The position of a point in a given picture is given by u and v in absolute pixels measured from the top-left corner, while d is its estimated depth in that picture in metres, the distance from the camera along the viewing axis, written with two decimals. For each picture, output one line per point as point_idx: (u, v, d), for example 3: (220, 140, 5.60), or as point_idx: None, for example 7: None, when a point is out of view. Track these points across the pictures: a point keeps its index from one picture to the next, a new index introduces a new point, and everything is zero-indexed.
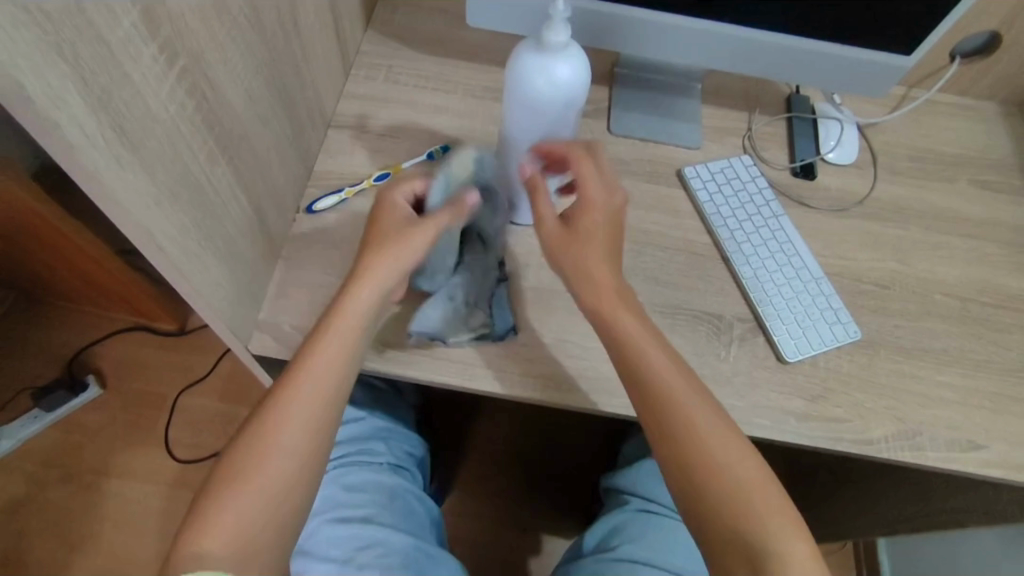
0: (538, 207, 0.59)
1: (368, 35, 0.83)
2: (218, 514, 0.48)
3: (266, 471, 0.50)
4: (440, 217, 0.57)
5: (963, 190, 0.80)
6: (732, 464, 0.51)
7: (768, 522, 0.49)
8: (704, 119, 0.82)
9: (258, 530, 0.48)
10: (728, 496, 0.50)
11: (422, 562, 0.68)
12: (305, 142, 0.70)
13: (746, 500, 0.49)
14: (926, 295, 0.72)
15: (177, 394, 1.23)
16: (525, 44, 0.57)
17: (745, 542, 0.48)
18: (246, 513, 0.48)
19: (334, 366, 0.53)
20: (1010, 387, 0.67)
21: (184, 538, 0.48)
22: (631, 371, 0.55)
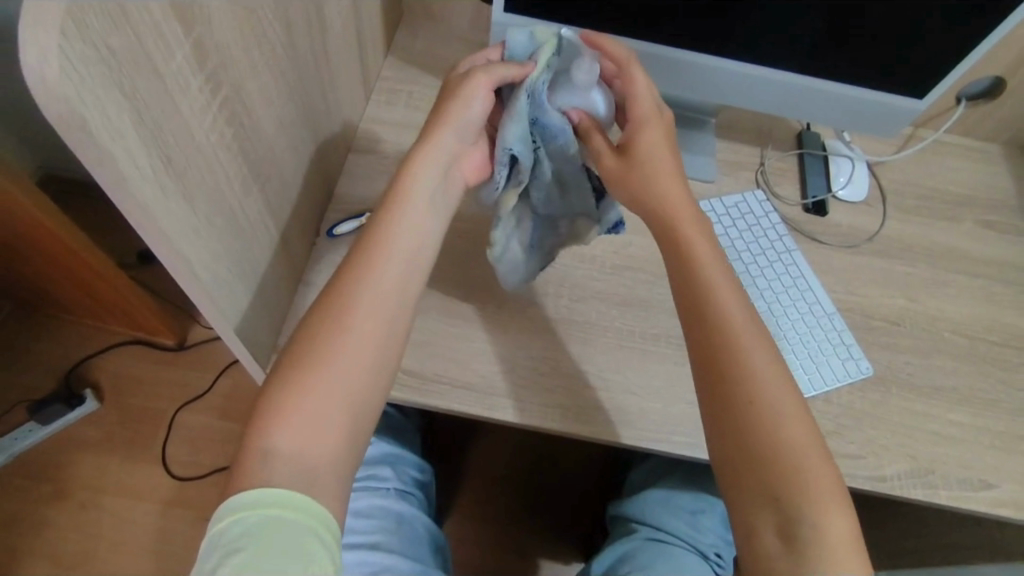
0: (592, 145, 0.59)
1: (388, 61, 0.85)
2: (284, 406, 0.48)
3: (322, 358, 0.50)
4: (500, 72, 0.56)
5: (970, 230, 0.81)
6: (782, 388, 0.51)
7: (804, 453, 0.48)
8: (718, 152, 0.84)
9: (321, 428, 0.48)
10: (787, 416, 0.49)
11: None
12: (327, 166, 0.71)
13: (787, 427, 0.49)
14: (936, 333, 0.73)
15: (178, 410, 1.22)
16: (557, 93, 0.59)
17: (805, 465, 0.48)
18: (308, 409, 0.48)
19: (395, 268, 0.54)
20: (1019, 427, 0.68)
21: (253, 434, 0.47)
22: (683, 278, 0.55)
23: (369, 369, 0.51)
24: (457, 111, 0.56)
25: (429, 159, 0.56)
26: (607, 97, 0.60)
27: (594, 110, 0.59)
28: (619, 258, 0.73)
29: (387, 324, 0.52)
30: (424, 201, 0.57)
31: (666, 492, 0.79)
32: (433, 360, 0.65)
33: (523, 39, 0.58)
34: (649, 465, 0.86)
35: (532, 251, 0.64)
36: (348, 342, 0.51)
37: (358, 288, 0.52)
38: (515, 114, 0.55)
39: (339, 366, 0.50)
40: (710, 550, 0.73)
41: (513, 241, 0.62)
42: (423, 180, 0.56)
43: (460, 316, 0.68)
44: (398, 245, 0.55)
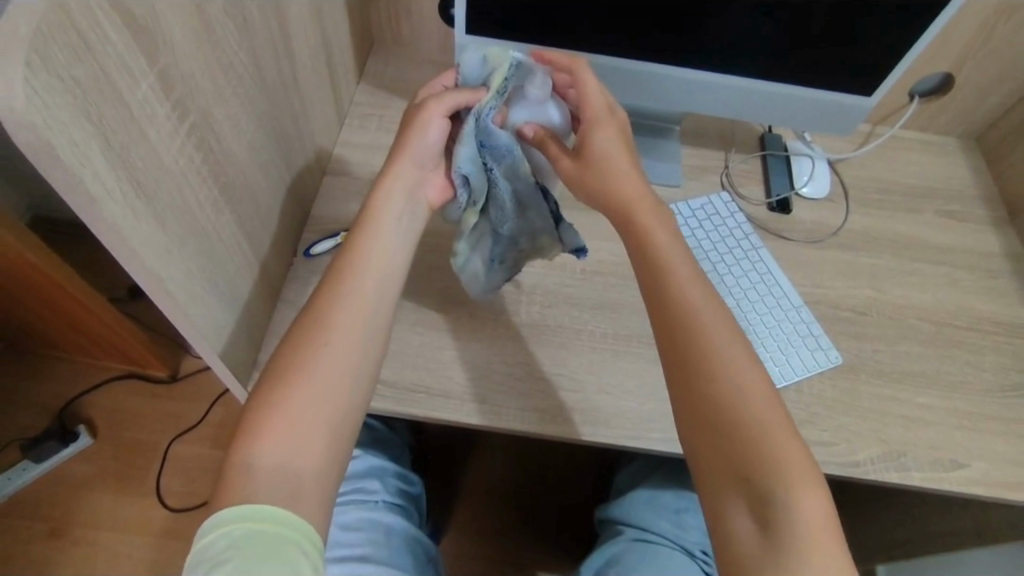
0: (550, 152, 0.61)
1: (360, 88, 0.88)
2: (269, 413, 0.50)
3: (307, 365, 0.52)
4: (456, 95, 0.59)
5: (931, 220, 0.84)
6: (747, 370, 0.52)
7: (770, 433, 0.50)
8: (682, 158, 0.87)
9: (303, 435, 0.49)
10: (756, 399, 0.51)
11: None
12: (303, 189, 0.73)
13: (754, 407, 0.51)
14: (901, 320, 0.75)
15: (171, 441, 1.23)
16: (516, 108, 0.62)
17: (776, 445, 0.49)
18: (290, 414, 0.50)
19: (369, 286, 0.57)
20: (987, 407, 0.69)
21: (241, 442, 0.49)
22: (651, 272, 0.57)
23: (346, 375, 0.53)
24: (414, 141, 0.59)
25: (392, 186, 0.60)
26: (561, 108, 0.63)
27: (550, 121, 0.63)
28: (588, 263, 0.75)
29: (365, 331, 0.55)
30: (391, 217, 0.59)
31: (651, 492, 0.80)
32: (411, 371, 0.66)
33: (478, 62, 0.60)
34: (634, 467, 0.87)
35: (493, 265, 0.65)
36: (324, 353, 0.53)
37: (334, 300, 0.55)
38: (463, 137, 0.58)
39: (321, 374, 0.52)
40: (695, 547, 0.74)
41: (474, 255, 0.65)
42: (389, 200, 0.60)
43: (436, 327, 0.70)
44: (370, 262, 0.57)
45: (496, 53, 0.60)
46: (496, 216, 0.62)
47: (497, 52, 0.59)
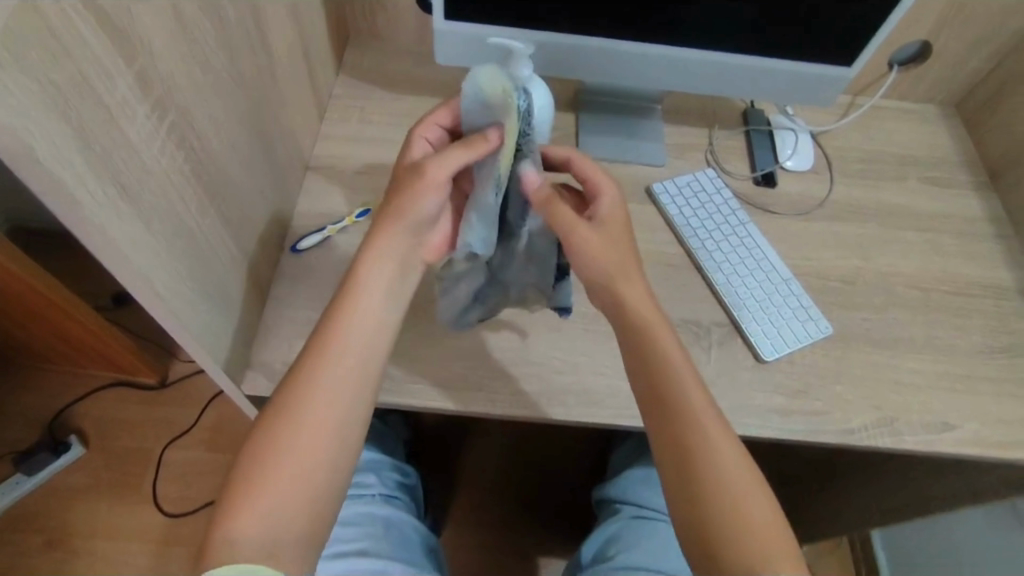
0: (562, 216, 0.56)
1: (339, 81, 0.87)
2: (248, 503, 0.50)
3: (282, 454, 0.51)
4: (461, 155, 0.54)
5: (914, 188, 0.85)
6: (732, 450, 0.53)
7: (750, 515, 0.51)
8: (666, 137, 0.87)
9: (282, 519, 0.50)
10: (738, 468, 0.52)
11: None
12: (286, 184, 0.72)
13: (734, 490, 0.51)
14: (889, 287, 0.76)
15: (165, 448, 1.22)
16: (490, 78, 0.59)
17: (756, 526, 0.50)
18: (268, 503, 0.50)
19: (349, 364, 0.55)
20: (976, 368, 0.70)
21: (219, 522, 0.50)
22: (642, 345, 0.55)
23: (325, 461, 0.52)
24: (411, 209, 0.56)
25: (384, 253, 0.57)
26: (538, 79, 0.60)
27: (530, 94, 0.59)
28: None
29: (347, 411, 0.54)
30: (375, 289, 0.57)
31: (646, 470, 0.81)
32: (405, 362, 0.66)
33: (482, 101, 0.54)
34: (629, 446, 0.88)
35: (478, 301, 0.66)
36: (312, 434, 0.52)
37: (312, 378, 0.53)
38: (479, 205, 0.56)
39: (300, 460, 0.51)
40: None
41: (461, 293, 0.64)
42: (381, 266, 0.57)
43: (427, 316, 0.69)
44: (352, 339, 0.55)
45: (495, 85, 0.52)
46: (499, 264, 0.64)
47: (498, 87, 0.52)
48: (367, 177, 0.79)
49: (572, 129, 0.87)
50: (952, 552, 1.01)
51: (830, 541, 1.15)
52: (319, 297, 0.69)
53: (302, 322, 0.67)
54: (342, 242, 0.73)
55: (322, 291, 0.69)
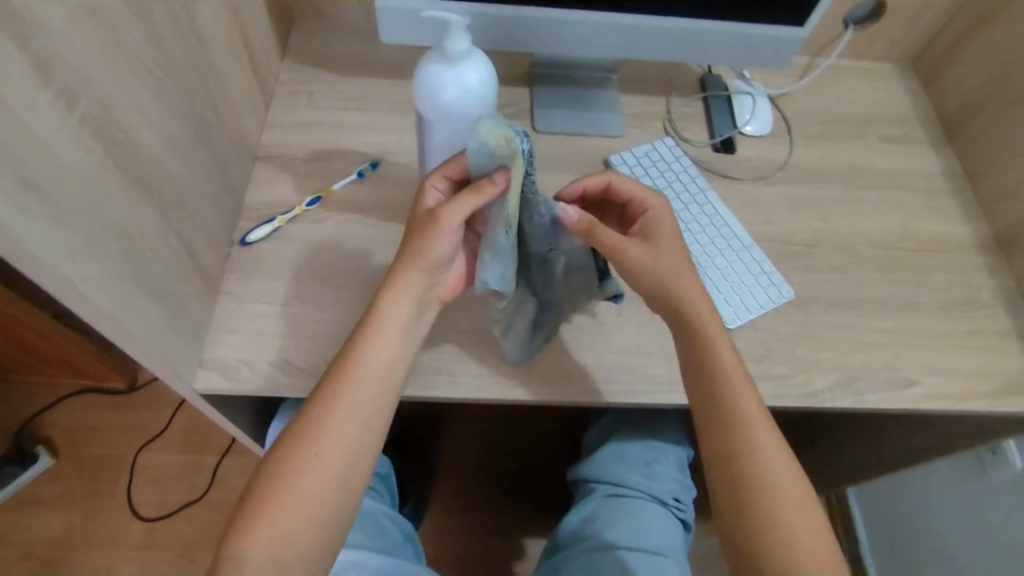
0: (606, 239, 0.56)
1: (285, 65, 0.84)
2: (265, 517, 0.51)
3: (304, 473, 0.53)
4: (471, 202, 0.53)
5: (873, 146, 0.84)
6: (777, 459, 0.55)
7: (792, 521, 0.53)
8: (624, 108, 0.85)
9: (297, 536, 0.52)
10: (781, 486, 0.54)
11: (400, 570, 0.70)
12: (233, 175, 0.70)
13: (776, 496, 0.54)
14: (850, 247, 0.76)
15: (137, 452, 1.20)
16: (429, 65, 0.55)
17: (796, 531, 0.52)
18: (287, 520, 0.52)
19: (365, 391, 0.57)
20: (936, 324, 0.71)
21: (233, 535, 0.52)
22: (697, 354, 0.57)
23: (337, 484, 0.54)
24: (427, 254, 0.56)
25: (402, 293, 0.57)
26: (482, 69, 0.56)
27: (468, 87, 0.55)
28: None
29: (361, 436, 0.56)
30: (392, 324, 0.57)
31: (622, 447, 0.81)
32: None
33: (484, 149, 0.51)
34: (604, 423, 0.87)
35: (538, 330, 0.65)
36: (330, 465, 0.54)
37: (330, 408, 0.55)
38: (497, 241, 0.56)
39: (318, 483, 0.53)
40: (666, 496, 0.75)
41: (516, 324, 0.64)
42: (400, 305, 0.57)
43: None
44: (368, 363, 0.57)
45: (497, 133, 0.50)
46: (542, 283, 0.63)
47: (501, 135, 0.50)
48: (317, 163, 0.76)
49: (528, 104, 0.85)
50: (922, 504, 1.03)
51: None
52: (272, 290, 0.67)
53: (256, 316, 0.65)
54: (294, 232, 0.71)
55: (275, 283, 0.67)
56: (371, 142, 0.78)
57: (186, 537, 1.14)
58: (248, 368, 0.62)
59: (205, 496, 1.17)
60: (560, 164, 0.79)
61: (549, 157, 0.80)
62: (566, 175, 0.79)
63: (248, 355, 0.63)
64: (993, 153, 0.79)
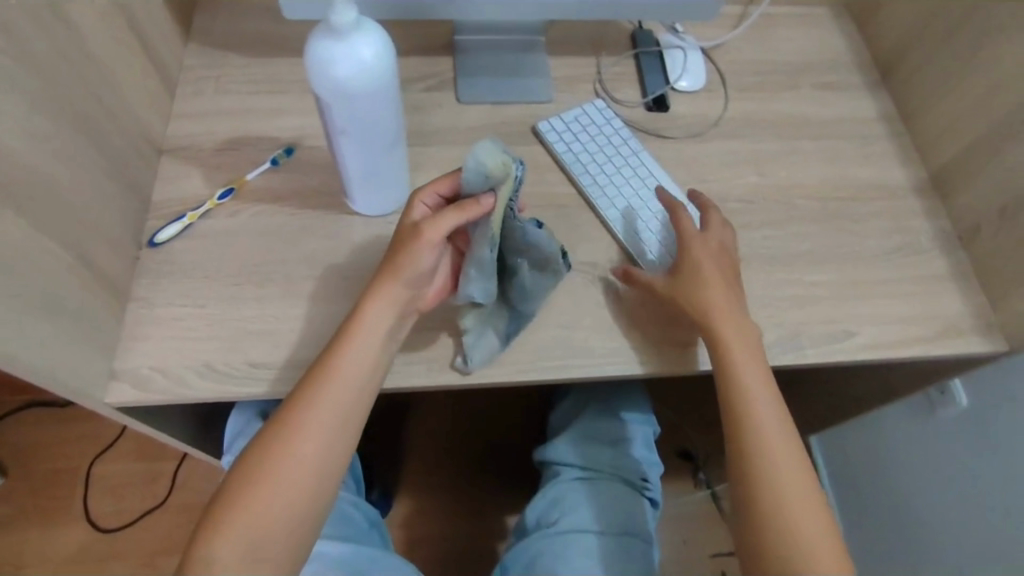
0: (642, 282, 0.64)
1: (189, 49, 0.78)
2: (234, 518, 0.53)
3: (281, 480, 0.55)
4: (454, 218, 0.55)
5: (808, 95, 0.82)
6: (791, 457, 0.57)
7: (799, 515, 0.55)
8: (553, 72, 0.82)
9: (262, 536, 0.53)
10: (785, 483, 0.56)
11: (365, 559, 0.73)
12: (134, 172, 0.65)
13: (785, 491, 0.55)
14: (787, 200, 0.74)
15: (91, 463, 1.16)
16: (318, 42, 0.51)
17: (801, 524, 0.54)
18: (257, 522, 0.53)
19: (343, 397, 0.57)
20: (874, 272, 0.70)
21: (203, 535, 0.54)
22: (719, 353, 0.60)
23: (309, 490, 0.55)
24: (407, 268, 0.56)
25: (382, 304, 0.57)
26: (374, 39, 0.52)
27: (362, 60, 0.51)
28: None
29: (334, 442, 0.57)
30: (371, 330, 0.57)
31: (588, 429, 0.80)
32: (286, 347, 0.61)
33: (476, 171, 0.54)
34: (567, 402, 0.86)
35: (509, 340, 0.63)
36: (311, 469, 0.55)
37: (309, 412, 0.56)
38: (475, 257, 0.56)
39: (294, 491, 0.55)
40: (637, 478, 0.76)
41: (486, 336, 0.62)
42: (380, 314, 0.57)
43: (306, 294, 0.64)
44: (346, 369, 0.57)
45: (495, 158, 0.53)
46: (517, 296, 0.62)
47: (497, 161, 0.53)
48: (228, 153, 0.72)
49: (452, 74, 0.81)
50: (879, 446, 1.05)
51: None
52: (185, 291, 0.63)
53: (169, 320, 0.61)
54: (207, 228, 0.67)
55: (188, 284, 0.64)
56: (285, 126, 0.74)
57: (148, 545, 1.11)
58: (163, 376, 0.59)
59: (165, 502, 1.14)
60: (488, 135, 0.76)
61: (476, 129, 0.76)
62: (495, 146, 0.75)
63: (162, 362, 0.59)
64: (925, 93, 0.78)
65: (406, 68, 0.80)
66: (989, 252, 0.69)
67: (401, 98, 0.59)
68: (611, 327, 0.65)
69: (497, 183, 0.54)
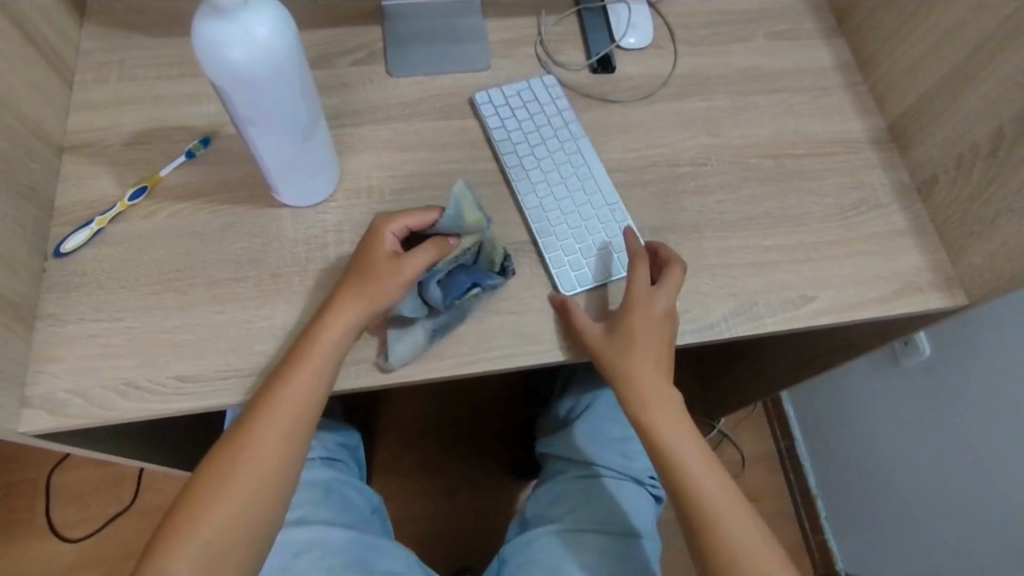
0: (577, 325, 0.60)
1: (86, 31, 0.71)
2: (184, 540, 0.51)
3: (229, 503, 0.52)
4: (428, 252, 0.58)
5: (761, 46, 0.78)
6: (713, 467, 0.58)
7: (734, 522, 0.56)
8: (491, 35, 0.76)
9: (214, 558, 0.51)
10: (725, 504, 0.57)
11: (365, 550, 0.69)
12: (28, 178, 0.59)
13: (718, 502, 0.56)
14: (741, 161, 0.71)
15: (51, 472, 1.12)
16: (203, 22, 0.45)
17: (736, 531, 0.56)
18: (208, 546, 0.51)
19: (295, 415, 0.54)
20: (831, 231, 0.68)
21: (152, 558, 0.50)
22: (634, 377, 0.58)
23: (261, 510, 0.53)
24: (377, 293, 0.56)
25: (340, 321, 0.55)
26: (269, 15, 0.46)
27: (256, 38, 0.46)
28: (401, 180, 0.67)
29: (286, 460, 0.54)
30: (328, 348, 0.55)
31: (592, 425, 0.80)
32: (213, 357, 0.57)
33: (453, 214, 0.58)
34: (571, 396, 0.86)
35: (437, 338, 0.60)
36: (268, 485, 0.53)
37: (258, 430, 0.53)
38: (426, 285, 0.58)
39: (245, 515, 0.52)
40: (644, 475, 0.77)
41: (409, 335, 0.59)
42: (338, 329, 0.55)
43: (233, 298, 0.60)
44: (298, 387, 0.54)
45: (471, 210, 0.59)
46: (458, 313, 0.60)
47: (473, 211, 0.59)
48: (138, 147, 0.66)
49: (381, 44, 0.74)
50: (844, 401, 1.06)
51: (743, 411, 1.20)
52: (99, 303, 0.59)
53: (84, 336, 0.57)
54: (119, 232, 0.62)
55: (102, 295, 0.59)
56: (200, 113, 0.68)
57: (117, 551, 1.08)
58: (82, 398, 0.55)
59: (131, 506, 1.11)
60: (423, 110, 0.71)
61: (410, 104, 0.71)
62: (431, 121, 0.70)
63: (79, 384, 0.56)
64: (881, 38, 0.74)
65: (331, 40, 0.74)
66: (946, 204, 0.67)
67: (311, 76, 0.53)
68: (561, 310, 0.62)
69: (469, 228, 0.59)
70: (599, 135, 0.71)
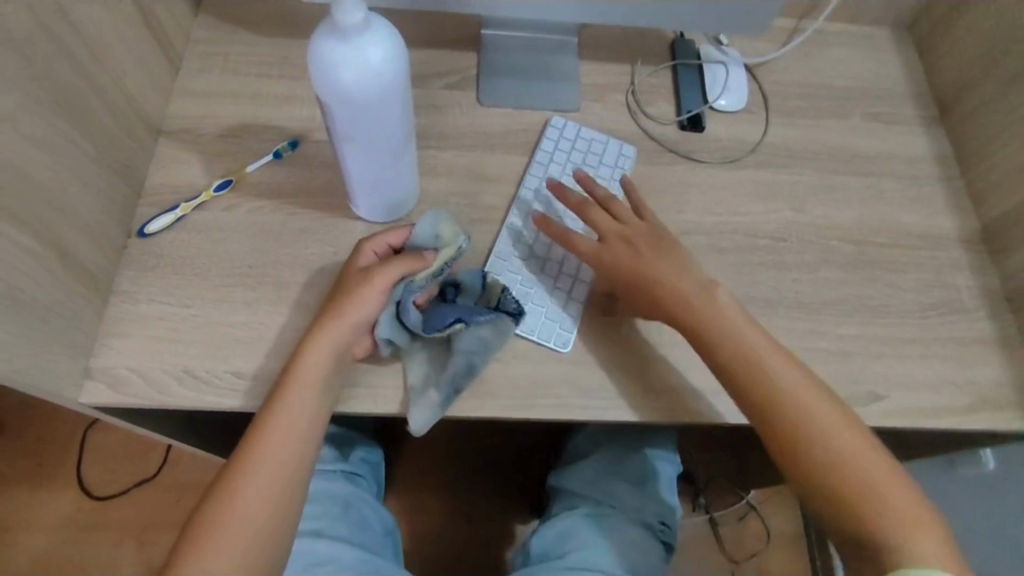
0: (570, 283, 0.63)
1: (199, 22, 0.74)
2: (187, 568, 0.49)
3: (231, 528, 0.50)
4: (397, 264, 0.56)
5: (856, 125, 0.76)
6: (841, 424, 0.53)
7: (879, 482, 0.51)
8: (584, 77, 0.76)
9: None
10: (866, 462, 0.52)
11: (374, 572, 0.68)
12: (126, 156, 0.62)
13: (852, 462, 0.51)
14: (823, 243, 0.69)
15: (87, 429, 1.15)
16: (320, 40, 0.46)
17: (886, 492, 0.50)
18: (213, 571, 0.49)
19: (291, 436, 0.53)
20: (908, 328, 0.65)
21: None
22: (716, 342, 0.56)
23: (266, 534, 0.51)
24: (348, 314, 0.55)
25: (321, 346, 0.54)
26: (385, 44, 0.47)
27: (368, 63, 0.46)
28: (474, 210, 0.67)
29: (289, 482, 0.53)
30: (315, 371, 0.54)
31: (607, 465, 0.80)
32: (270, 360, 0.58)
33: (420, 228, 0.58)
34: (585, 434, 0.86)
35: (453, 397, 0.57)
36: (274, 504, 0.52)
37: (257, 454, 0.52)
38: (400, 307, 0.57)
39: (244, 543, 0.50)
40: (654, 518, 0.74)
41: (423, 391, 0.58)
42: (320, 352, 0.54)
43: (296, 303, 0.60)
44: (290, 407, 0.53)
45: (445, 228, 0.58)
46: (467, 354, 0.58)
47: (446, 228, 0.58)
48: (230, 141, 0.68)
49: (474, 71, 0.75)
50: None
51: (774, 487, 1.15)
52: (171, 287, 0.60)
53: (152, 317, 0.58)
54: (200, 220, 0.63)
55: (174, 280, 0.60)
56: (293, 115, 0.70)
57: (137, 518, 1.10)
58: (141, 379, 0.56)
59: (157, 475, 1.13)
60: (506, 143, 0.71)
61: (495, 135, 0.71)
62: (513, 155, 0.71)
63: (140, 363, 0.57)
64: (985, 137, 0.71)
65: (428, 62, 0.75)
66: None
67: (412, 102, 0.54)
68: (617, 367, 0.61)
69: (440, 244, 0.58)
70: (679, 193, 0.70)
